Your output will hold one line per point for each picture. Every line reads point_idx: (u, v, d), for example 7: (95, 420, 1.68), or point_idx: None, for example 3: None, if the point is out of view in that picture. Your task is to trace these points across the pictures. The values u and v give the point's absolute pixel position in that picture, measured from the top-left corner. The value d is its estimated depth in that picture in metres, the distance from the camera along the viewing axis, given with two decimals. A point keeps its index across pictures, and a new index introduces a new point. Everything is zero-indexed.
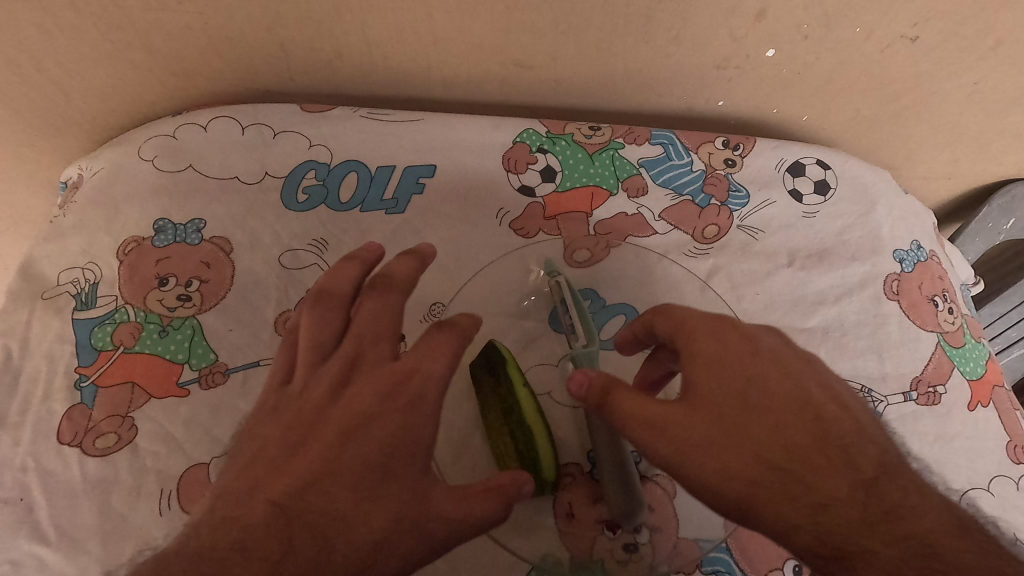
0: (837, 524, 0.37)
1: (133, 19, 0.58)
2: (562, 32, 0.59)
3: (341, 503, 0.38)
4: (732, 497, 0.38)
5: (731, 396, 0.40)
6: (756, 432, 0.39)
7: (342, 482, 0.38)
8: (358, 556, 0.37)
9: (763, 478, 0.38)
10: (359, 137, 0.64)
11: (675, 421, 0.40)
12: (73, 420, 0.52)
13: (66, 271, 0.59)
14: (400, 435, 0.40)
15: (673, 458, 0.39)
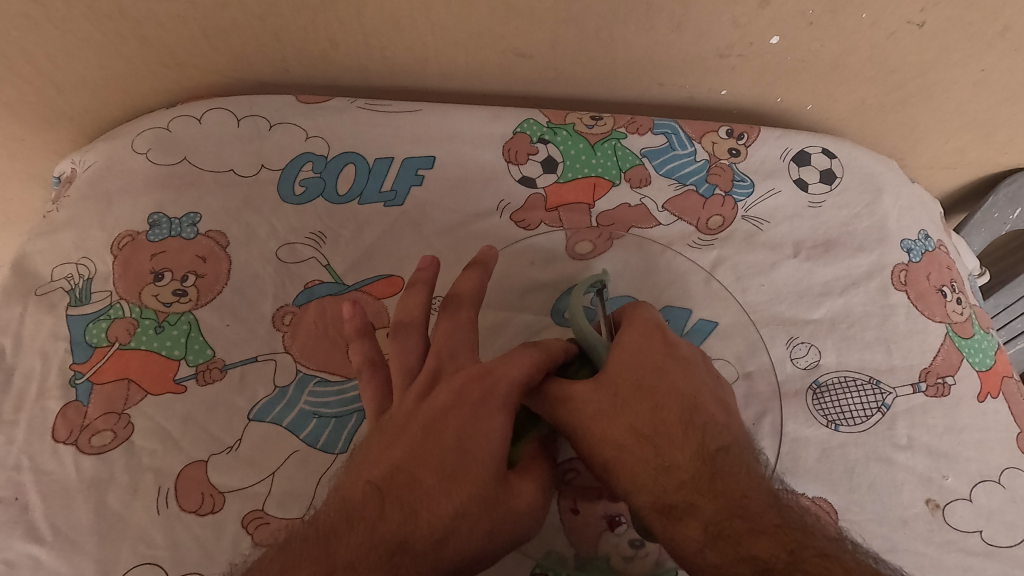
0: (672, 491, 0.41)
1: (125, 9, 0.57)
2: (562, 20, 0.58)
3: (424, 482, 0.41)
4: (600, 459, 0.43)
5: (631, 380, 0.44)
6: (638, 409, 0.43)
7: (425, 465, 0.41)
8: (438, 526, 0.39)
9: (629, 444, 0.42)
10: (357, 128, 0.63)
11: (573, 395, 0.44)
12: (67, 418, 0.51)
13: (59, 266, 0.58)
14: (488, 433, 0.42)
15: (566, 423, 0.44)
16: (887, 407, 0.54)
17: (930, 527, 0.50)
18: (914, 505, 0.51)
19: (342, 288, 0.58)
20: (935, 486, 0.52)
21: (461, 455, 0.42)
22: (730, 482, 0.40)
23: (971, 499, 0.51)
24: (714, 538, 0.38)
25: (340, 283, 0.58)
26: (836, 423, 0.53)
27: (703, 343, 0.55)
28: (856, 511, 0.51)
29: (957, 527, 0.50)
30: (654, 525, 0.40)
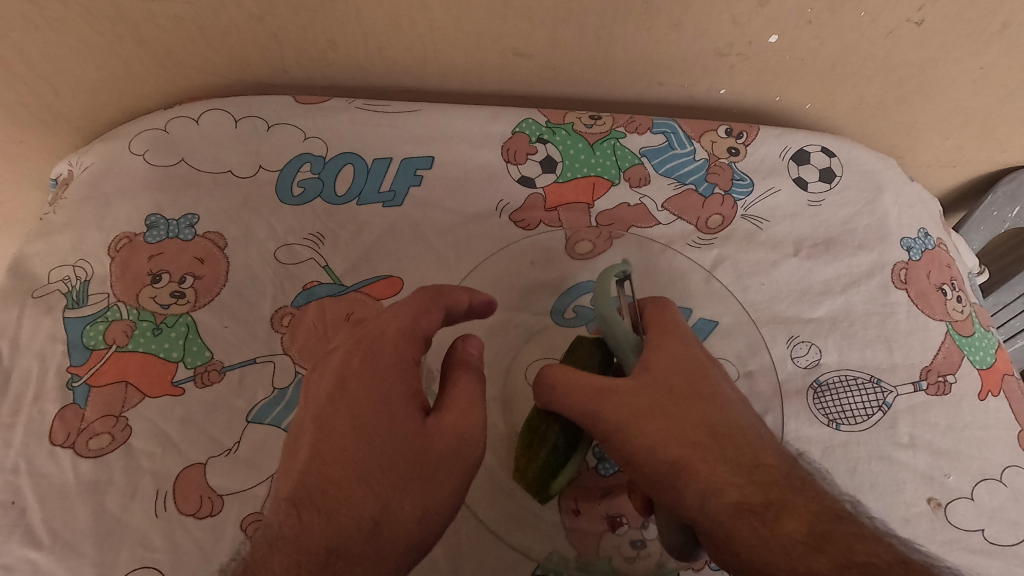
0: (741, 486, 0.38)
1: (122, 10, 0.57)
2: (561, 19, 0.58)
3: (336, 480, 0.38)
4: (667, 458, 0.39)
5: (684, 378, 0.43)
6: (697, 407, 0.41)
7: (330, 460, 0.39)
8: (365, 522, 0.38)
9: (700, 441, 0.40)
10: (355, 129, 0.63)
11: (624, 387, 0.42)
12: (65, 421, 0.50)
13: (56, 268, 0.58)
14: (382, 401, 0.40)
15: (618, 419, 0.41)
16: (888, 406, 0.54)
17: (932, 526, 0.50)
18: (915, 504, 0.51)
19: (341, 289, 0.57)
20: (936, 484, 0.51)
21: (365, 425, 0.39)
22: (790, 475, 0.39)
23: (972, 497, 0.51)
24: (819, 540, 0.36)
25: (339, 284, 0.58)
26: (837, 423, 0.53)
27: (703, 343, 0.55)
28: None
29: (959, 526, 0.50)
30: (742, 530, 0.37)
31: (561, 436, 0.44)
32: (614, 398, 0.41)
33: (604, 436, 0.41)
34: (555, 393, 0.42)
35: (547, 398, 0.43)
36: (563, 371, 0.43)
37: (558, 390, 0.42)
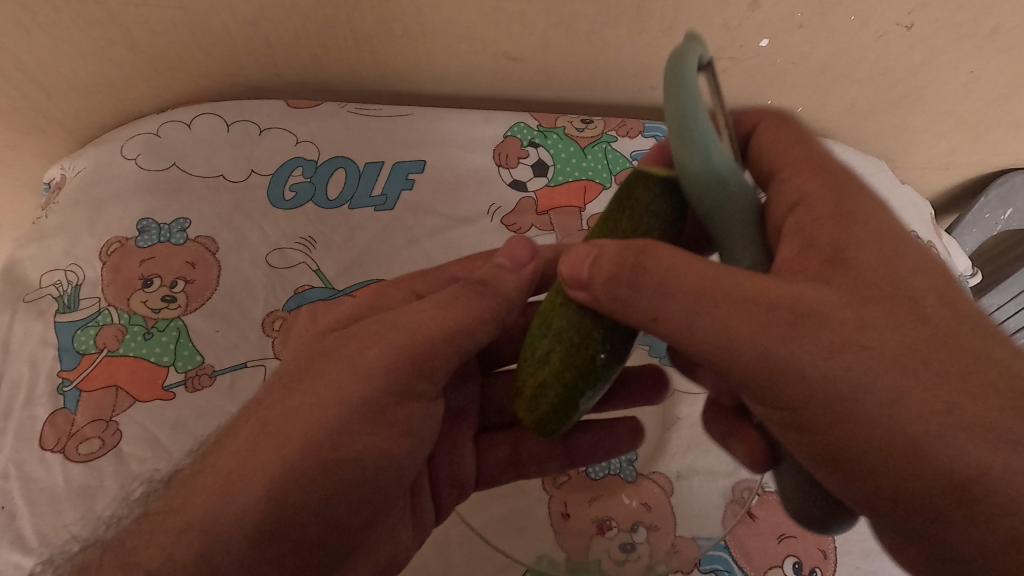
0: (974, 403, 0.28)
1: (114, 15, 0.57)
2: (553, 24, 0.59)
3: (246, 450, 0.38)
4: (937, 445, 0.28)
5: (934, 302, 0.31)
6: (955, 346, 0.29)
7: (253, 426, 0.39)
8: (247, 496, 0.36)
9: (986, 408, 0.28)
10: (347, 133, 0.64)
11: (827, 313, 0.30)
12: (56, 426, 0.50)
13: (48, 273, 0.58)
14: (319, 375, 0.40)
15: (835, 371, 0.29)
16: None
17: None
18: None
19: (333, 293, 0.57)
20: None
21: (294, 400, 0.39)
22: None
23: None
24: None
25: (330, 288, 0.58)
26: None
27: None
28: None
29: None
30: None
31: (607, 349, 0.36)
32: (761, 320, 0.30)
33: (756, 371, 0.31)
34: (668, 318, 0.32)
35: (652, 315, 0.32)
36: (672, 267, 0.31)
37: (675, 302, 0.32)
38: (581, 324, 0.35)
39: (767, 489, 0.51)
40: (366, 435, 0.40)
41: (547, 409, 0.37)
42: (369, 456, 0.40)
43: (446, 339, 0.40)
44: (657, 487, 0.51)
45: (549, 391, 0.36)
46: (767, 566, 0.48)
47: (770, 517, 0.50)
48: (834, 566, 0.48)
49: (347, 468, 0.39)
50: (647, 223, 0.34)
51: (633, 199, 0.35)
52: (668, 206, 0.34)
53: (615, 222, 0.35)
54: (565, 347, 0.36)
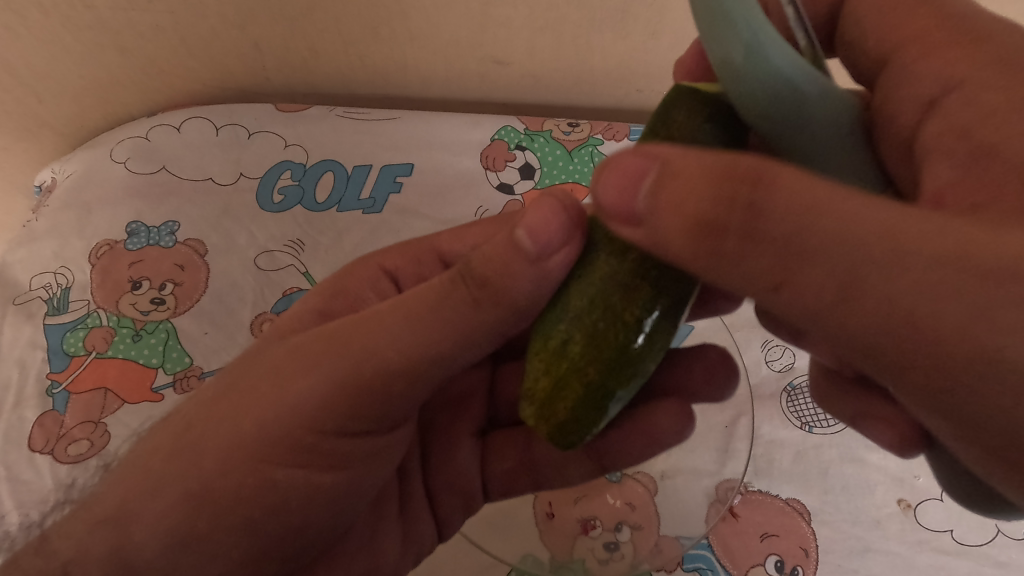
0: None
1: (103, 19, 0.58)
2: (538, 28, 0.59)
3: (168, 478, 0.33)
4: None
5: None
6: None
7: (184, 448, 0.34)
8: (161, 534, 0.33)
9: None
10: (335, 136, 0.64)
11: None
12: (45, 428, 0.51)
13: (38, 276, 0.58)
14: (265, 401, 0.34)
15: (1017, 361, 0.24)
16: None
17: (903, 527, 0.49)
18: (886, 505, 0.50)
19: None
20: (906, 486, 0.51)
21: (233, 425, 0.34)
22: None
23: (943, 499, 0.50)
24: None
25: None
26: (810, 425, 0.53)
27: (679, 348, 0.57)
28: (829, 512, 0.50)
29: (929, 527, 0.49)
30: None
31: (636, 335, 0.31)
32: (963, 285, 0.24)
33: (980, 361, 0.25)
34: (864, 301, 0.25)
35: (850, 285, 0.25)
36: (816, 203, 0.25)
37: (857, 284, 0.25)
38: (610, 303, 0.31)
39: (751, 489, 0.51)
40: (293, 465, 0.34)
41: (568, 413, 0.32)
42: (292, 489, 0.35)
43: (402, 372, 0.33)
44: (641, 488, 0.52)
45: (571, 385, 0.32)
46: (749, 565, 0.48)
47: (753, 516, 0.50)
48: (815, 565, 0.48)
49: (261, 499, 0.34)
50: (692, 158, 0.31)
51: (674, 124, 0.31)
52: (713, 139, 0.31)
53: (653, 159, 0.31)
54: (586, 331, 0.31)
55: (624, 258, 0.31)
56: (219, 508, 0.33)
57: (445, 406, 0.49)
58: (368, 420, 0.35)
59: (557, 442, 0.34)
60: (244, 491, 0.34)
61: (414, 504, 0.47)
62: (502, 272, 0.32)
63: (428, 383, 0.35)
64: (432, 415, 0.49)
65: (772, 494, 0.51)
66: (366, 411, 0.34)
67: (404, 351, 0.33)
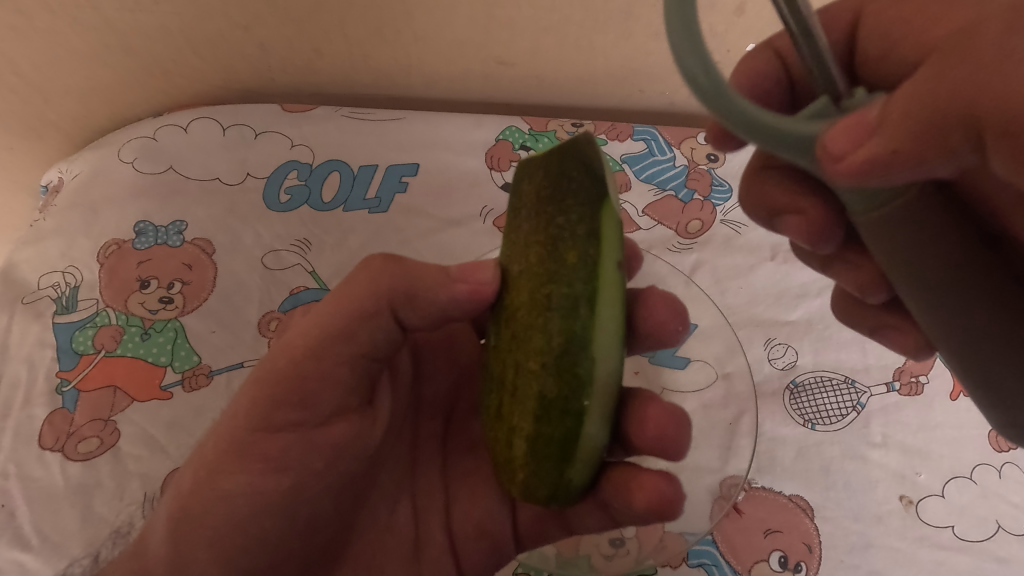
0: None
1: (111, 20, 0.59)
2: (542, 29, 0.60)
3: (172, 504, 0.37)
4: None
5: None
6: None
7: (186, 476, 0.38)
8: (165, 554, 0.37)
9: None
10: (341, 136, 0.65)
11: None
12: (54, 426, 0.51)
13: (46, 275, 0.59)
14: (235, 428, 0.37)
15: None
16: (862, 406, 0.54)
17: (904, 523, 0.50)
18: (888, 502, 0.51)
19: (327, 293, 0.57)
20: (908, 482, 0.51)
21: (215, 462, 0.37)
22: None
23: (944, 495, 0.51)
24: None
25: (324, 288, 0.58)
26: (812, 422, 0.54)
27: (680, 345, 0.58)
28: (831, 508, 0.50)
29: (931, 523, 0.50)
30: None
31: (552, 378, 0.31)
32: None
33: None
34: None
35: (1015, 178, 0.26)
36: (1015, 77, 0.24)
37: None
38: (517, 358, 0.32)
39: (755, 486, 0.52)
40: (234, 473, 0.37)
41: (523, 473, 0.32)
42: (240, 497, 0.37)
43: (310, 354, 0.37)
44: None
45: (517, 452, 0.32)
46: (753, 561, 0.49)
47: (756, 513, 0.50)
48: (818, 561, 0.48)
49: (215, 512, 0.37)
50: (547, 214, 0.32)
51: (524, 198, 0.34)
52: (568, 194, 0.32)
53: (555, 211, 0.32)
54: (538, 389, 0.31)
55: (517, 311, 0.33)
56: (188, 524, 0.37)
57: (465, 449, 0.47)
58: (299, 406, 0.37)
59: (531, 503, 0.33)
60: (195, 502, 0.37)
61: (431, 553, 0.45)
62: (408, 274, 0.38)
63: (347, 365, 0.38)
64: (456, 457, 0.47)
65: (775, 491, 0.51)
66: (290, 396, 0.37)
67: (314, 340, 0.37)
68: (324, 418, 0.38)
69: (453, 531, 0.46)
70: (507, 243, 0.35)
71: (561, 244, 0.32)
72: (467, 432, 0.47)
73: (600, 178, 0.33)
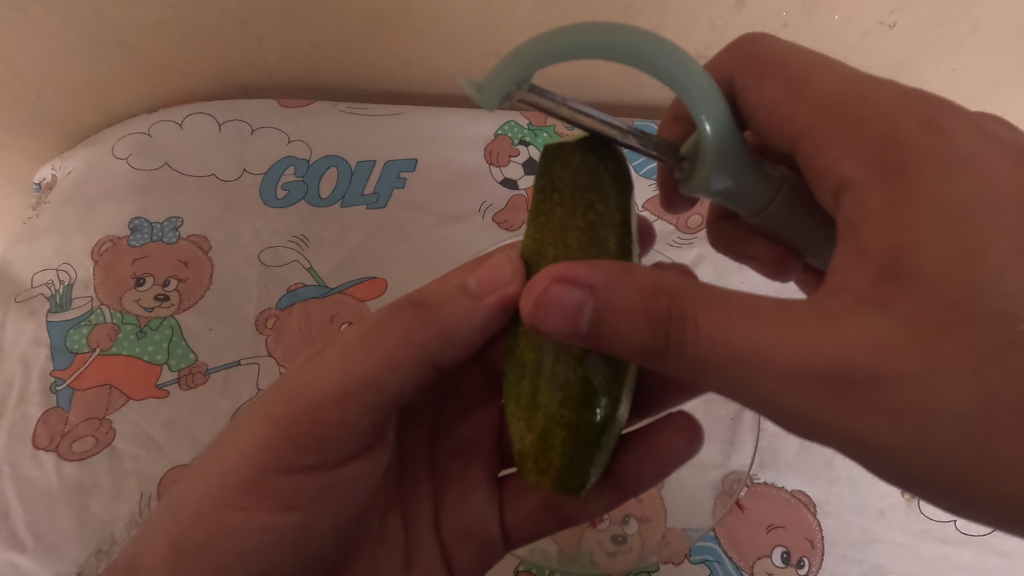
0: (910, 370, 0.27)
1: (105, 15, 0.58)
2: (542, 23, 0.59)
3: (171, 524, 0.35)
4: (926, 394, 0.27)
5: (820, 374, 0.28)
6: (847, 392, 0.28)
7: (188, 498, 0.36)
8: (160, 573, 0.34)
9: (915, 401, 0.27)
10: (339, 131, 0.64)
11: (781, 323, 0.29)
12: (49, 425, 0.50)
13: (40, 272, 0.58)
14: (242, 470, 0.35)
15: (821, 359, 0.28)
16: None
17: (906, 518, 0.49)
18: (891, 496, 0.50)
19: (325, 291, 0.57)
20: None
21: (220, 501, 0.35)
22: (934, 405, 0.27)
23: None
24: None
25: (323, 286, 0.57)
26: None
27: None
28: (834, 503, 0.50)
29: (933, 518, 0.49)
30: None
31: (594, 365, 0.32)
32: (933, 262, 0.28)
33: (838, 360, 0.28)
34: (877, 396, 0.28)
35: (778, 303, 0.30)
36: (718, 326, 0.29)
37: (955, 364, 0.27)
38: (557, 345, 0.33)
39: (757, 481, 0.51)
40: (244, 506, 0.35)
41: (561, 461, 0.32)
42: (249, 533, 0.35)
43: (337, 400, 0.35)
44: None
45: (557, 435, 0.32)
46: (756, 557, 0.48)
47: (760, 508, 0.50)
48: (821, 556, 0.48)
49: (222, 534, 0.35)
50: (585, 201, 0.33)
51: (559, 182, 0.33)
52: (605, 184, 0.33)
53: (592, 198, 0.33)
54: (577, 373, 0.32)
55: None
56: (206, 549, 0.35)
57: (456, 454, 0.47)
58: (312, 451, 0.35)
59: (566, 491, 0.33)
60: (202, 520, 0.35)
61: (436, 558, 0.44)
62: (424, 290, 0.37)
63: (368, 412, 0.36)
64: (446, 464, 0.47)
65: (778, 486, 0.51)
66: (321, 432, 0.35)
67: (340, 384, 0.35)
68: (337, 461, 0.37)
69: (459, 534, 0.45)
70: (533, 232, 0.35)
71: (598, 232, 0.33)
72: (455, 437, 0.48)
73: (626, 173, 0.34)
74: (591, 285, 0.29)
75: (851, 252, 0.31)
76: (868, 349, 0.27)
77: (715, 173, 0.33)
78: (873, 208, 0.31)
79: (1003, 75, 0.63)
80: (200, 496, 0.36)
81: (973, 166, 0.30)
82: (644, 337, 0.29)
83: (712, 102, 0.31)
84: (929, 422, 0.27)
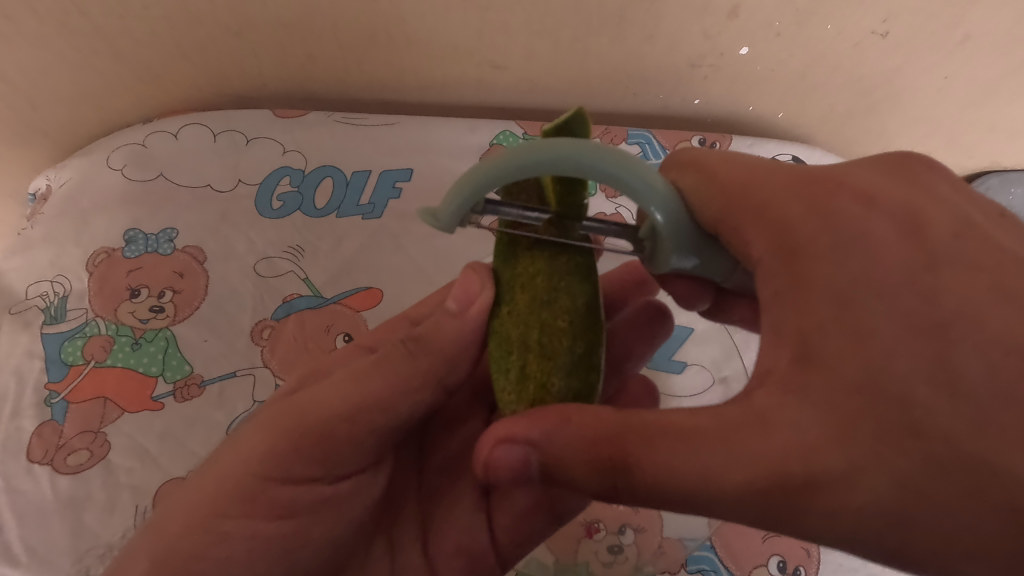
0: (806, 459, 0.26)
1: (99, 26, 0.58)
2: (536, 33, 0.59)
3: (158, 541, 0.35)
4: (825, 476, 0.26)
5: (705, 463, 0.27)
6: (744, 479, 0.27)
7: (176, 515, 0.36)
8: None
9: (813, 484, 0.26)
10: (334, 141, 0.64)
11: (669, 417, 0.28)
12: (43, 438, 0.50)
13: (34, 284, 0.58)
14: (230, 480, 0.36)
15: (707, 453, 0.27)
16: None
17: None
18: None
19: (321, 301, 0.57)
20: None
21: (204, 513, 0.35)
22: (833, 490, 0.26)
23: None
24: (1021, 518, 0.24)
25: (319, 296, 0.57)
26: None
27: (678, 349, 0.57)
28: None
29: None
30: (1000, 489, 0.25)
31: (578, 336, 0.32)
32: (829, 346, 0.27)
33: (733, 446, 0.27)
34: (817, 499, 0.26)
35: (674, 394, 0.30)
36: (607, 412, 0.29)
37: (869, 454, 0.26)
38: (542, 321, 0.32)
39: None
40: (236, 548, 0.35)
41: None
42: (240, 542, 0.35)
43: (348, 418, 0.35)
44: None
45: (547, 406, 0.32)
46: (752, 565, 0.49)
47: None
48: (817, 564, 0.48)
49: (209, 552, 0.35)
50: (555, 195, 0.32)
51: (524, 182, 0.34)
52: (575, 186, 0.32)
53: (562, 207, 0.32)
54: (562, 347, 0.32)
55: (534, 279, 0.33)
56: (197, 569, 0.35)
57: (441, 470, 0.45)
58: (321, 464, 0.36)
59: None
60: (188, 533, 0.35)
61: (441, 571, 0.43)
62: None
63: (377, 434, 0.36)
64: (433, 481, 0.45)
65: None
66: (311, 447, 0.35)
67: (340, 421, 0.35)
68: (338, 476, 0.37)
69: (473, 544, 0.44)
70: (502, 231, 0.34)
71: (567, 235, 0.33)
72: (442, 451, 0.46)
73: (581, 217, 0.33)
74: (532, 440, 0.29)
75: (766, 339, 0.30)
76: (759, 442, 0.27)
77: (675, 255, 0.32)
78: (782, 325, 0.29)
79: (995, 82, 0.63)
80: (193, 512, 0.35)
81: (857, 246, 0.28)
82: (579, 455, 0.29)
83: (657, 186, 0.30)
84: (832, 508, 0.26)
